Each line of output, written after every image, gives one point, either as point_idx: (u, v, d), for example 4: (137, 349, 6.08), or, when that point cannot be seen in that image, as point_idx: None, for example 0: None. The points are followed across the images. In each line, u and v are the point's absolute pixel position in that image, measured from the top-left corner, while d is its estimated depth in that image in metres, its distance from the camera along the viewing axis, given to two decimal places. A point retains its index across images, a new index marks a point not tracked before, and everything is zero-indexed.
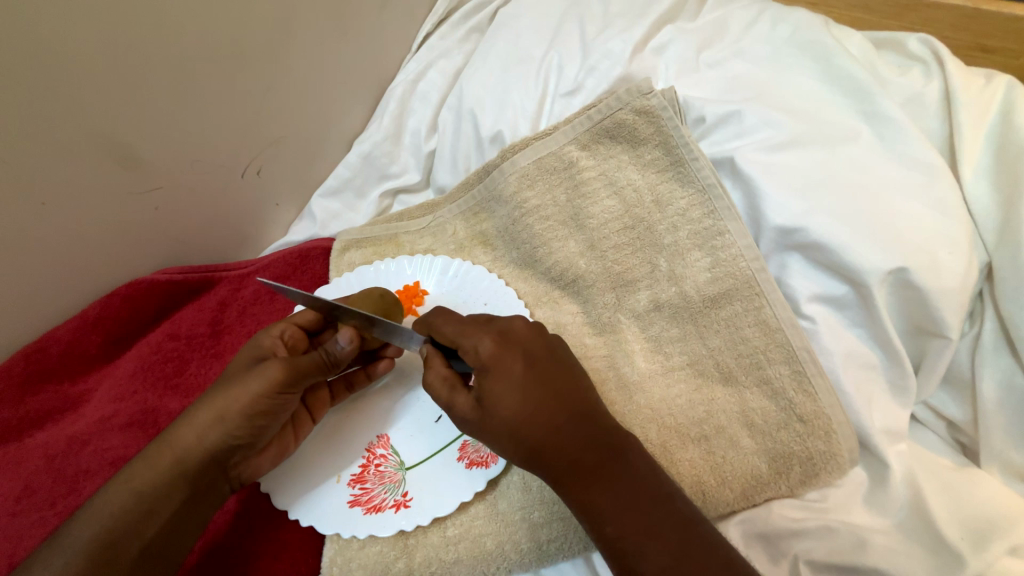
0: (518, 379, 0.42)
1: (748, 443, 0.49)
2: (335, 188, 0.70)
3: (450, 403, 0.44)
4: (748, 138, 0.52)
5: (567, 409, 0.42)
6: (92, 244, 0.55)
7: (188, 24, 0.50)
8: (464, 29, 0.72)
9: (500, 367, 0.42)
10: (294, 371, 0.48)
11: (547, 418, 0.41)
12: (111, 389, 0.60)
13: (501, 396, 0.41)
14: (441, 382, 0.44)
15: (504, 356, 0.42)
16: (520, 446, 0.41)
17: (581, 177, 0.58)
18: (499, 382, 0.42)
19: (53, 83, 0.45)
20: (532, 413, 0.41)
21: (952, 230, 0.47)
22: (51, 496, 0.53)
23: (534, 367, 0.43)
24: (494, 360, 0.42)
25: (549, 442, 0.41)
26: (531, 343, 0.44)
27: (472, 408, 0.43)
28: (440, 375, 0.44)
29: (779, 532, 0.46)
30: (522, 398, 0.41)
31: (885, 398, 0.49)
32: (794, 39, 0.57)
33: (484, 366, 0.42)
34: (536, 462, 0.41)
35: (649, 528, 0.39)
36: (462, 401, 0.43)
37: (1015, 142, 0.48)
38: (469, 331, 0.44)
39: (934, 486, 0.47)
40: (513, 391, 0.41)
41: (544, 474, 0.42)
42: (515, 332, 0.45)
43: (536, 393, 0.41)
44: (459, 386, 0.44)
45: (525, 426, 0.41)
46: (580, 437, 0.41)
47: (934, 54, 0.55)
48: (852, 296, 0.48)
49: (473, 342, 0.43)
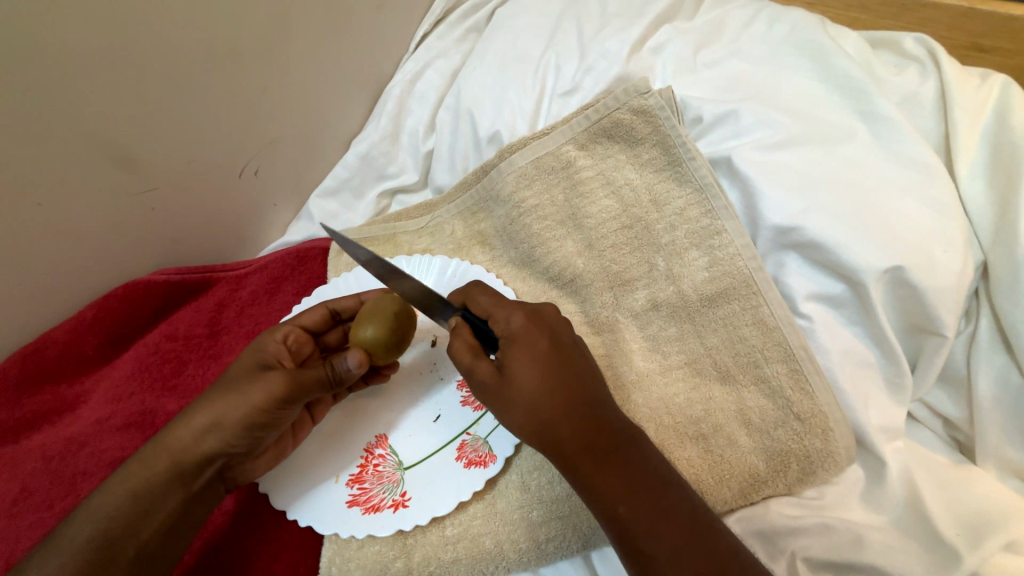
0: (543, 352, 0.42)
1: (746, 441, 0.49)
2: (332, 188, 0.70)
3: (471, 368, 0.44)
4: (744, 138, 0.52)
5: (586, 390, 0.42)
6: (89, 244, 0.55)
7: (185, 24, 0.50)
8: (461, 29, 0.72)
9: (528, 337, 0.43)
10: (296, 385, 0.48)
11: (566, 395, 0.41)
12: (108, 391, 0.60)
13: (525, 365, 0.42)
14: (465, 346, 0.44)
15: (532, 330, 0.44)
16: (536, 420, 0.41)
17: (579, 176, 0.58)
18: (525, 352, 0.42)
19: (50, 83, 0.45)
20: (554, 388, 0.41)
21: (947, 229, 0.47)
22: (48, 497, 0.53)
23: (558, 346, 0.43)
24: (523, 331, 0.43)
25: (565, 418, 0.41)
26: (558, 326, 0.45)
27: (491, 375, 0.43)
28: (466, 340, 0.45)
29: (777, 529, 0.47)
30: (546, 371, 0.42)
31: (882, 396, 0.49)
32: (790, 39, 0.57)
33: (512, 336, 0.43)
34: (549, 439, 0.41)
35: (660, 510, 0.39)
36: (484, 367, 0.43)
37: (1009, 141, 0.49)
38: (503, 305, 0.46)
39: (931, 484, 0.47)
40: (538, 362, 0.42)
41: (555, 453, 0.41)
42: (544, 313, 0.46)
43: (559, 369, 0.42)
44: (482, 355, 0.44)
45: (545, 399, 0.41)
46: (595, 418, 0.41)
47: (930, 54, 0.55)
48: (849, 295, 0.48)
49: (507, 314, 0.45)
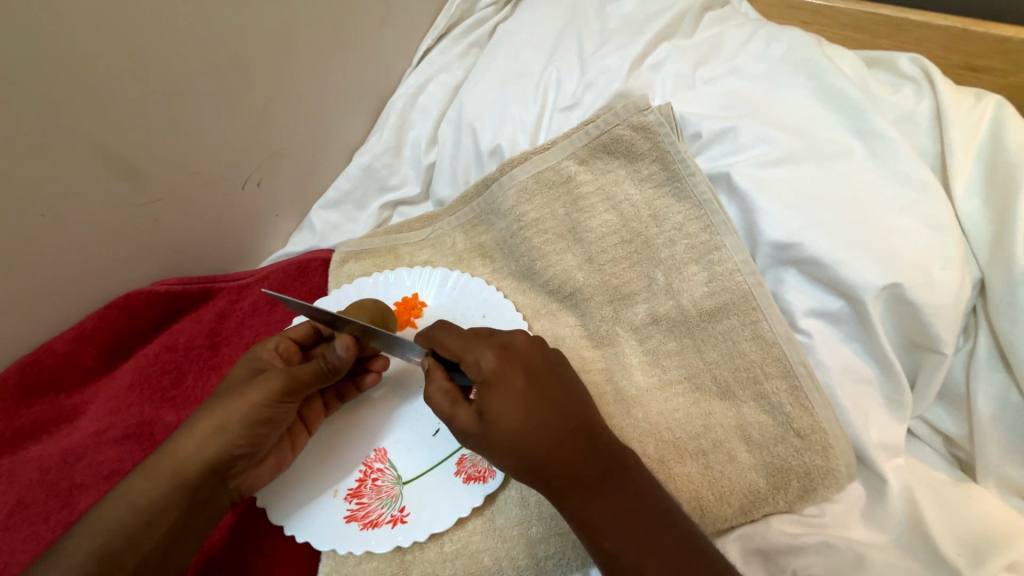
0: (518, 392, 0.43)
1: (746, 458, 0.48)
2: (334, 200, 0.71)
3: (451, 416, 0.45)
4: (743, 154, 0.53)
5: (567, 423, 0.42)
6: (90, 255, 0.55)
7: (190, 39, 0.51)
8: (464, 45, 0.73)
9: (500, 381, 0.43)
10: (293, 379, 0.49)
11: (546, 433, 0.41)
12: (106, 402, 0.59)
13: (501, 411, 0.42)
14: (442, 395, 0.45)
15: (505, 371, 0.44)
16: (520, 460, 0.41)
17: (579, 191, 0.58)
18: (499, 396, 0.43)
19: (54, 95, 0.45)
20: (532, 428, 0.41)
21: (945, 247, 0.48)
22: (44, 510, 0.53)
23: (535, 383, 0.43)
24: (494, 374, 0.44)
25: (548, 456, 0.41)
26: (532, 358, 0.45)
27: (472, 422, 0.44)
28: (442, 388, 0.46)
29: (778, 547, 0.46)
30: (523, 412, 0.42)
31: (881, 412, 0.49)
32: (788, 57, 0.58)
33: (485, 380, 0.44)
34: (536, 477, 0.41)
35: (650, 545, 0.38)
36: (463, 415, 0.44)
37: (1004, 159, 0.49)
38: (472, 345, 0.46)
39: (931, 502, 0.47)
40: (513, 406, 0.42)
41: (543, 490, 0.42)
42: (516, 346, 0.46)
43: (536, 407, 0.42)
44: (459, 399, 0.45)
45: (525, 441, 0.41)
46: (576, 452, 0.41)
47: (925, 73, 0.56)
48: (848, 311, 0.49)
49: (476, 356, 0.45)
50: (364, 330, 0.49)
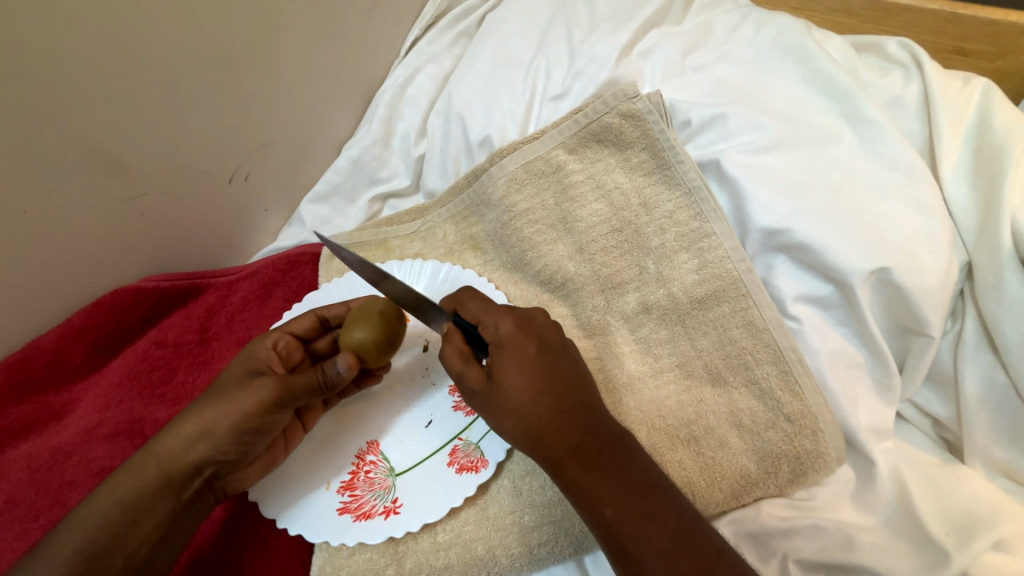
0: (532, 356, 0.43)
1: (737, 444, 0.49)
2: (323, 193, 0.70)
3: (461, 374, 0.44)
4: (733, 141, 0.53)
5: (573, 395, 0.42)
6: (78, 252, 0.54)
7: (172, 31, 0.50)
8: (452, 35, 0.72)
9: (517, 345, 0.43)
10: (285, 391, 0.47)
11: (554, 400, 0.41)
12: (95, 400, 0.59)
13: (515, 373, 0.42)
14: (456, 355, 0.45)
15: (521, 337, 0.44)
16: (524, 427, 0.41)
17: (569, 180, 0.58)
18: (514, 359, 0.43)
19: (35, 91, 0.44)
20: (541, 392, 0.42)
21: (933, 231, 0.48)
22: (34, 508, 0.53)
23: (547, 351, 0.44)
24: (511, 338, 0.44)
25: (551, 422, 0.41)
26: (546, 331, 0.45)
27: (483, 381, 0.43)
28: (457, 347, 0.45)
29: (769, 531, 0.47)
30: (535, 377, 0.42)
31: (871, 396, 0.49)
32: (777, 43, 0.57)
33: (500, 342, 0.44)
34: (539, 446, 0.41)
35: (646, 512, 0.39)
36: (474, 374, 0.44)
37: (992, 143, 0.49)
38: (492, 310, 0.46)
39: (919, 483, 0.48)
40: (526, 369, 0.42)
41: (542, 458, 0.42)
42: (533, 319, 0.46)
43: (546, 373, 0.42)
44: (472, 361, 0.45)
45: (532, 405, 0.41)
46: (581, 419, 0.41)
47: (914, 57, 0.56)
48: (837, 296, 0.49)
49: (496, 319, 0.45)
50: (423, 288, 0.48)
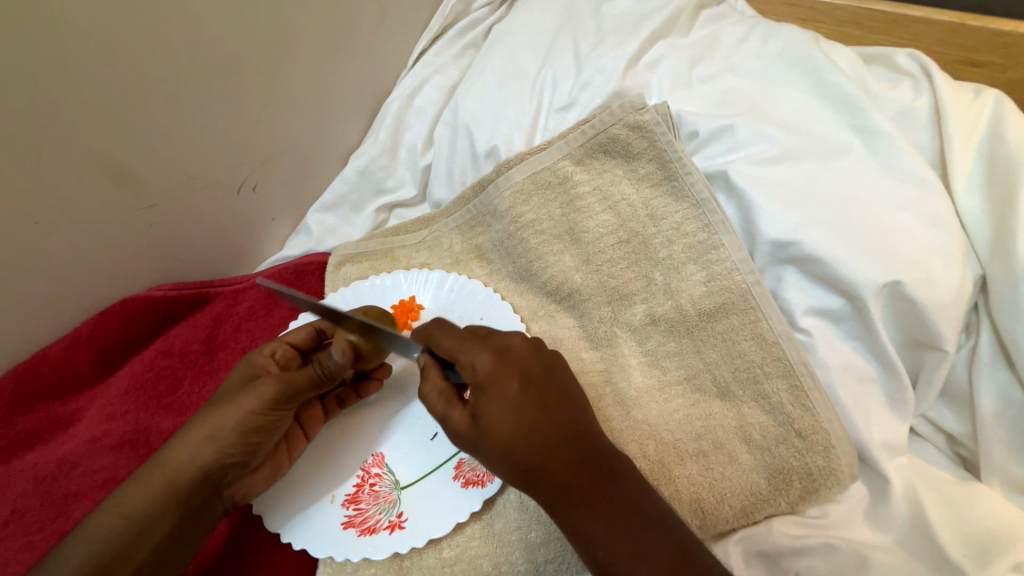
0: (515, 397, 0.41)
1: (747, 459, 0.48)
2: (330, 203, 0.70)
3: (445, 416, 0.44)
4: (741, 152, 0.52)
5: (562, 430, 0.41)
6: (86, 262, 0.54)
7: (181, 43, 0.51)
8: (459, 46, 0.72)
9: (494, 386, 0.41)
10: (287, 387, 0.48)
11: (542, 441, 0.40)
12: (101, 410, 0.59)
13: (493, 416, 0.41)
14: (437, 395, 0.44)
15: (500, 376, 0.42)
16: (513, 467, 0.40)
17: (576, 192, 0.58)
18: (492, 401, 0.41)
19: (45, 102, 0.45)
20: (527, 433, 0.40)
21: (946, 243, 0.47)
22: (39, 519, 0.52)
23: (529, 387, 0.42)
24: (489, 379, 0.42)
25: (540, 464, 0.40)
26: (529, 362, 0.43)
27: (466, 423, 0.42)
28: (437, 388, 0.45)
29: (780, 550, 0.46)
30: (516, 419, 0.40)
31: (884, 411, 0.48)
32: (784, 54, 0.57)
33: (479, 384, 0.42)
34: (531, 485, 0.40)
35: (640, 553, 0.38)
36: (457, 416, 0.43)
37: (1004, 156, 0.49)
38: (466, 346, 0.44)
39: (935, 502, 0.47)
40: (506, 413, 0.40)
41: (537, 496, 0.41)
42: (513, 349, 0.44)
43: (530, 413, 0.40)
44: (454, 400, 0.44)
45: (519, 449, 0.40)
46: (570, 459, 0.40)
47: (923, 69, 0.55)
48: (849, 309, 0.48)
49: (471, 358, 0.43)
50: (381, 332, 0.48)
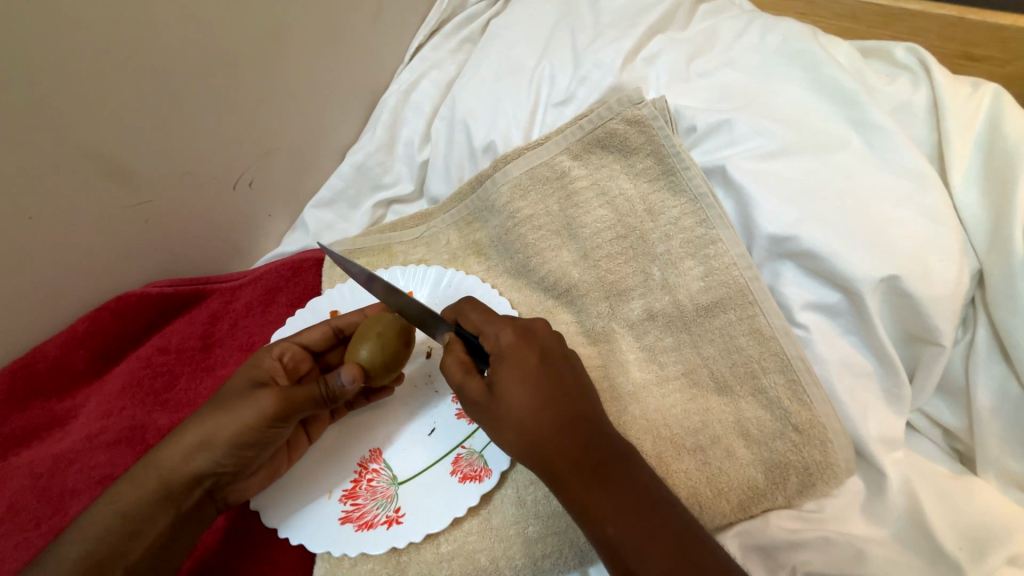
0: (533, 368, 0.43)
1: (744, 454, 0.48)
2: (327, 199, 0.70)
3: (462, 386, 0.44)
4: (739, 147, 0.52)
5: (574, 407, 0.42)
6: (82, 258, 0.54)
7: (177, 37, 0.50)
8: (456, 40, 0.72)
9: (515, 356, 0.43)
10: (286, 404, 0.47)
11: (557, 413, 0.41)
12: (98, 406, 0.59)
13: (511, 384, 0.42)
14: (457, 364, 0.45)
15: (521, 348, 0.44)
16: (525, 437, 0.41)
17: (574, 186, 0.57)
18: (513, 370, 0.43)
19: (40, 96, 0.44)
20: (542, 405, 0.41)
21: (944, 238, 0.47)
22: (36, 515, 0.52)
23: (548, 364, 0.44)
24: (512, 350, 0.44)
25: (553, 436, 0.41)
26: (549, 343, 0.45)
27: (482, 392, 0.43)
28: (458, 358, 0.45)
29: (777, 543, 0.46)
30: (532, 389, 0.42)
31: (881, 406, 0.48)
32: (783, 48, 0.57)
33: (501, 353, 0.44)
34: (539, 459, 0.41)
35: (650, 532, 0.38)
36: (474, 386, 0.44)
37: (1001, 150, 0.49)
38: (493, 322, 0.47)
39: (931, 496, 0.47)
40: (524, 380, 0.42)
41: (544, 473, 0.41)
42: (536, 330, 0.46)
43: (547, 386, 0.42)
44: (473, 372, 0.45)
45: (534, 420, 0.41)
46: (583, 434, 0.41)
47: (921, 63, 0.55)
48: (845, 304, 0.48)
49: (496, 330, 0.45)
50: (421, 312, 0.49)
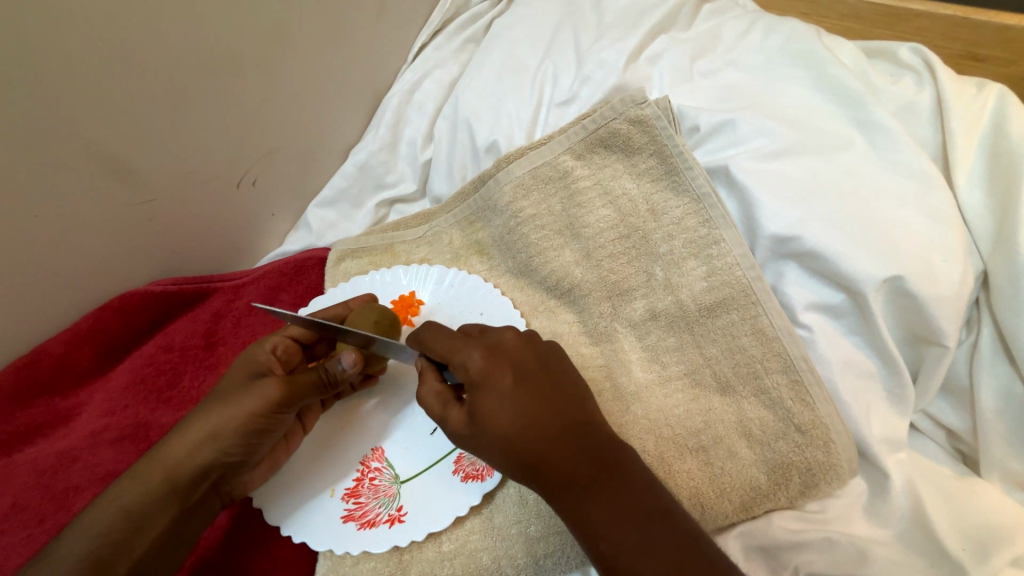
0: (509, 390, 0.42)
1: (747, 454, 0.48)
2: (330, 198, 0.70)
3: (443, 417, 0.44)
4: (742, 147, 0.52)
5: (562, 420, 0.41)
6: (86, 256, 0.54)
7: (181, 36, 0.50)
8: (459, 40, 0.72)
9: (488, 381, 0.42)
10: (291, 389, 0.49)
11: (542, 430, 0.41)
12: (102, 404, 0.59)
13: (490, 410, 0.41)
14: (434, 396, 0.45)
15: (493, 369, 0.43)
16: (514, 457, 0.41)
17: (576, 186, 0.57)
18: (488, 396, 0.42)
19: (45, 95, 0.45)
20: (525, 424, 0.41)
21: (947, 239, 0.47)
22: (39, 512, 0.52)
23: (524, 380, 0.43)
24: (483, 375, 0.43)
25: (542, 454, 0.40)
26: (522, 357, 0.44)
27: (463, 421, 0.43)
28: (433, 390, 0.45)
29: (779, 544, 0.46)
30: (513, 411, 0.41)
31: (884, 406, 0.48)
32: (787, 48, 0.57)
33: (473, 381, 0.43)
34: (531, 476, 0.41)
35: (645, 545, 0.38)
36: (456, 416, 0.44)
37: (1006, 150, 0.49)
38: (459, 345, 0.45)
39: (934, 497, 0.47)
40: (503, 403, 0.41)
41: (537, 488, 0.41)
42: (505, 345, 0.45)
43: (526, 405, 0.41)
44: (451, 400, 0.45)
45: (518, 443, 0.41)
46: (572, 447, 0.41)
47: (926, 63, 0.55)
48: (848, 304, 0.48)
49: (462, 356, 0.44)
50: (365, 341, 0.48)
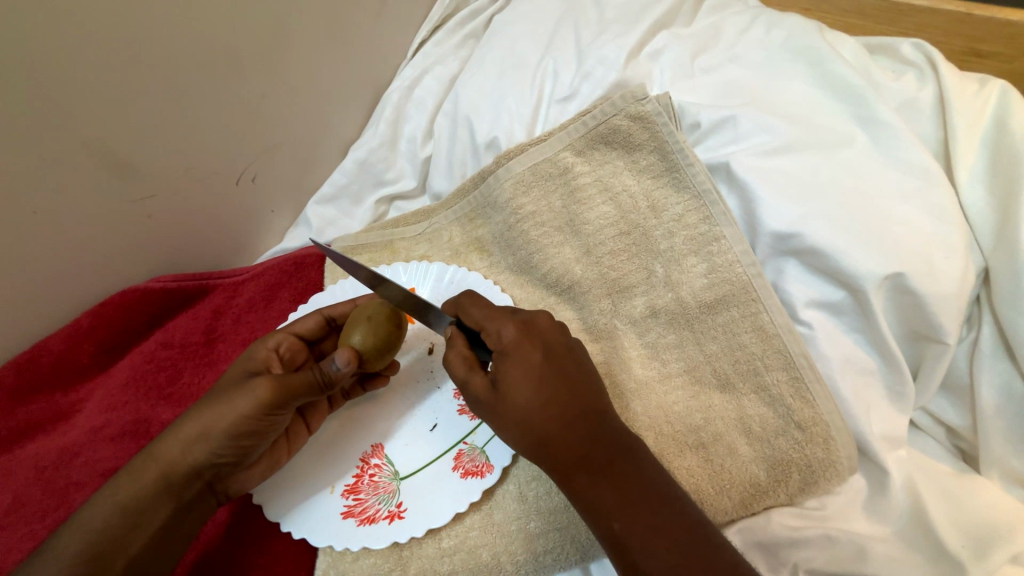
0: (537, 365, 0.42)
1: (747, 451, 0.48)
2: (330, 194, 0.70)
3: (465, 382, 0.44)
4: (743, 143, 0.52)
5: (582, 405, 0.41)
6: (85, 253, 0.54)
7: (179, 31, 0.50)
8: (459, 36, 0.72)
9: (519, 352, 0.42)
10: (283, 390, 0.47)
11: (561, 409, 0.41)
12: (102, 400, 0.59)
13: (515, 383, 0.41)
14: (460, 360, 0.44)
15: (524, 343, 0.43)
16: (530, 435, 0.41)
17: (577, 183, 0.57)
18: (516, 367, 0.42)
19: (43, 91, 0.44)
20: (545, 403, 0.41)
21: (949, 236, 0.47)
22: (40, 508, 0.53)
23: (553, 359, 0.43)
24: (515, 345, 0.43)
25: (556, 433, 0.40)
26: (552, 337, 0.44)
27: (486, 390, 0.43)
28: (460, 354, 0.45)
29: (778, 540, 0.46)
30: (537, 388, 0.41)
31: (883, 404, 0.48)
32: (788, 44, 0.57)
33: (503, 349, 0.43)
34: (543, 454, 0.41)
35: (655, 527, 0.39)
36: (478, 382, 0.43)
37: (1010, 146, 0.48)
38: (496, 315, 0.45)
39: (933, 494, 0.47)
40: (527, 378, 0.41)
41: (549, 465, 0.41)
42: (538, 323, 0.45)
43: (554, 385, 0.41)
44: (476, 368, 0.44)
45: (535, 417, 0.40)
46: (587, 433, 0.40)
47: (929, 59, 0.55)
48: (849, 302, 0.48)
49: (498, 325, 0.44)
50: (370, 275, 0.48)
